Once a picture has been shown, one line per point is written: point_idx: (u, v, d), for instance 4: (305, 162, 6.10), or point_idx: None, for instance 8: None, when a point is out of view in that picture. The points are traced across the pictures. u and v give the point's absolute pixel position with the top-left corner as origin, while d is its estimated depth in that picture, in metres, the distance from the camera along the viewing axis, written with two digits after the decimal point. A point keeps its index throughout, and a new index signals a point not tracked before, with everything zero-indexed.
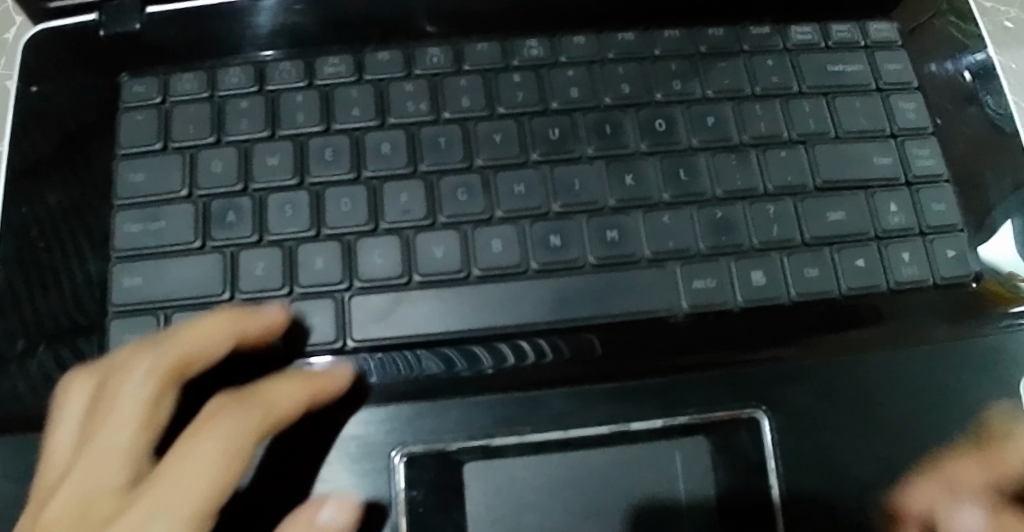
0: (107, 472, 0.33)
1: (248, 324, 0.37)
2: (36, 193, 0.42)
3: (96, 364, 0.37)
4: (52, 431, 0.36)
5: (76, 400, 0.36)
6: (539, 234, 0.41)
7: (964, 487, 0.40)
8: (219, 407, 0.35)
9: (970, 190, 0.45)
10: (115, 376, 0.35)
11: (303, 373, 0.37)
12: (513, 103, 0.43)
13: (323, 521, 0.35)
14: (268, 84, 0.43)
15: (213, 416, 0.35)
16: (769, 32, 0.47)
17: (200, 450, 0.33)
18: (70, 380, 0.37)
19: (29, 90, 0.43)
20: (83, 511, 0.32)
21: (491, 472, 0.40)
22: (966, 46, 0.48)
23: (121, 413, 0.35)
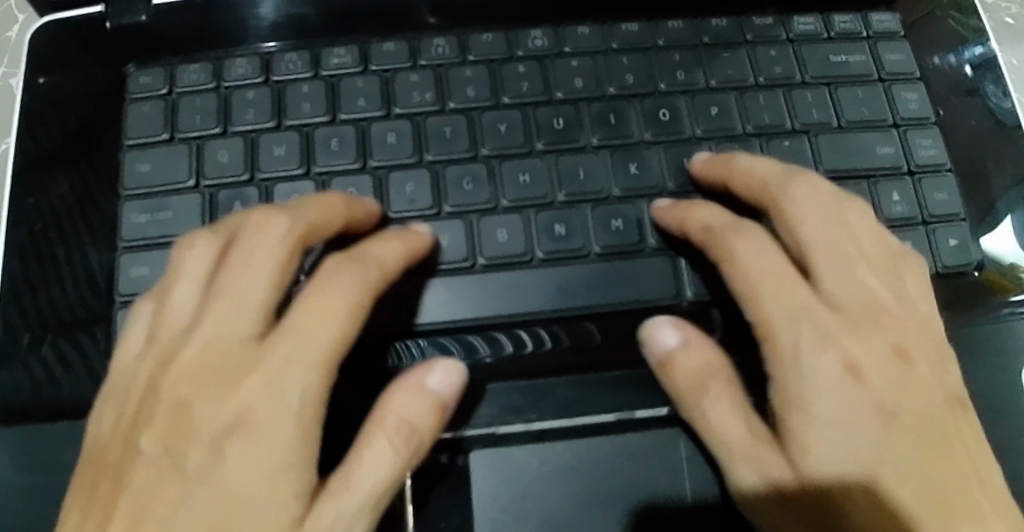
0: (238, 322, 0.35)
1: (356, 208, 0.39)
2: (46, 185, 0.42)
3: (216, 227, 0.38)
4: (166, 286, 0.38)
5: (199, 254, 0.37)
6: (544, 223, 0.41)
7: (722, 375, 0.38)
8: (337, 264, 0.36)
9: (971, 180, 0.46)
10: (245, 232, 0.36)
11: (398, 233, 0.38)
12: (518, 93, 0.43)
13: (432, 385, 0.36)
14: (275, 75, 0.43)
15: (333, 273, 0.36)
16: (772, 22, 0.47)
17: (320, 302, 0.35)
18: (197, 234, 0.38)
19: (37, 81, 0.44)
20: (218, 350, 0.35)
21: (497, 462, 0.40)
22: (967, 39, 0.49)
23: (258, 271, 0.36)
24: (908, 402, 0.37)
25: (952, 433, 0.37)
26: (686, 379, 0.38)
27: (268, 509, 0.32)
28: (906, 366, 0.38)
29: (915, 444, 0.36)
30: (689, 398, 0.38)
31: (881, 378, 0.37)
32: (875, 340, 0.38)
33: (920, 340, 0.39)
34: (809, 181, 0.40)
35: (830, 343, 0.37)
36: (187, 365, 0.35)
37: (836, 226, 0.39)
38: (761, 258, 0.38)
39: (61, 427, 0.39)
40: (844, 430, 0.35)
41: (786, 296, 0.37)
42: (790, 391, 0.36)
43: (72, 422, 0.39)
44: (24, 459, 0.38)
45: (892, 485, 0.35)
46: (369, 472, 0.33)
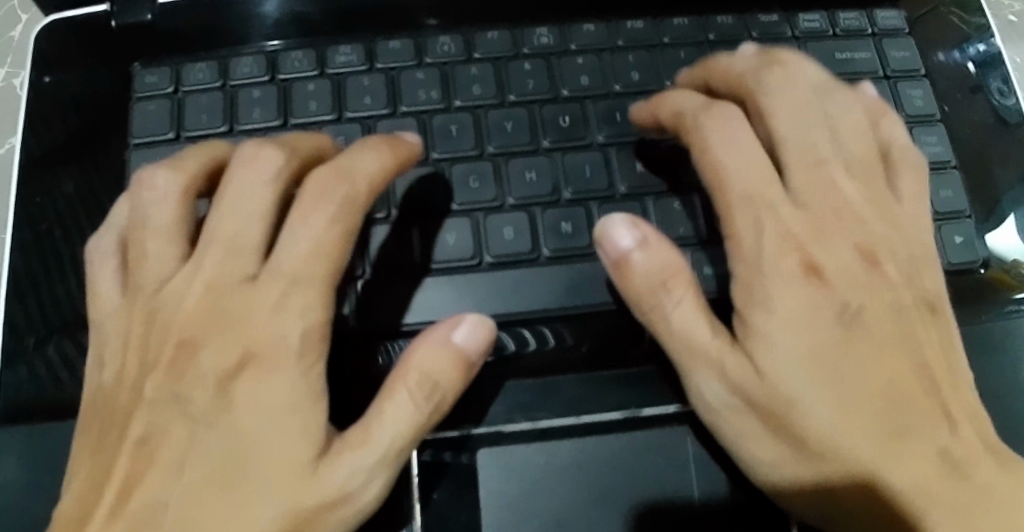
0: (233, 261, 0.36)
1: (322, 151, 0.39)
2: (52, 184, 0.42)
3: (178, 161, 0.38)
4: (137, 232, 0.37)
5: (161, 190, 0.37)
6: (551, 220, 0.41)
7: (683, 277, 0.37)
8: (327, 176, 0.37)
9: (976, 178, 0.46)
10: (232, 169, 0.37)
11: (385, 140, 0.38)
12: (524, 91, 0.43)
13: (454, 342, 0.36)
14: (281, 73, 0.43)
15: (324, 192, 0.36)
16: (778, 19, 0.47)
17: (307, 230, 0.36)
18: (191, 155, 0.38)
19: (43, 80, 0.44)
20: (213, 295, 0.36)
21: (505, 463, 0.40)
22: (968, 37, 0.49)
23: (250, 205, 0.37)
24: (873, 302, 0.37)
25: (916, 336, 0.37)
26: (645, 282, 0.37)
27: (281, 455, 0.33)
28: (874, 270, 0.38)
29: (879, 346, 0.36)
30: (651, 302, 0.37)
31: (847, 280, 0.37)
32: (840, 240, 0.38)
33: (889, 243, 0.39)
34: (781, 69, 0.40)
35: (796, 241, 0.37)
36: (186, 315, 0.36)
37: (801, 117, 0.39)
38: (737, 150, 0.38)
39: (65, 427, 0.39)
40: (807, 329, 0.35)
41: (750, 177, 0.38)
42: (752, 288, 0.36)
43: (78, 422, 0.39)
44: (30, 459, 0.38)
45: (858, 384, 0.35)
46: (388, 424, 0.34)
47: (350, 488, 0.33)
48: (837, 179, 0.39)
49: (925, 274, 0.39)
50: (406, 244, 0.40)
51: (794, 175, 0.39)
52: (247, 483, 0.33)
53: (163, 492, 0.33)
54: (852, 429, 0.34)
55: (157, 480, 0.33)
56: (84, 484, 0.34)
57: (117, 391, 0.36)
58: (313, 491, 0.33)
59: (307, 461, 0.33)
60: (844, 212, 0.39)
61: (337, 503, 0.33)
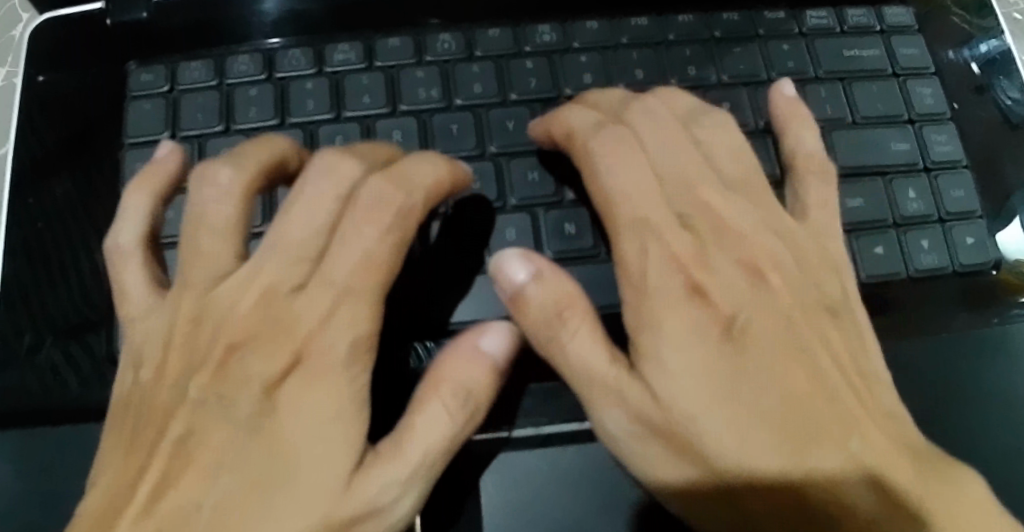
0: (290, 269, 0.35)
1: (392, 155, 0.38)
2: (45, 184, 0.42)
3: (243, 159, 0.36)
4: (192, 228, 0.36)
5: (225, 190, 0.36)
6: (554, 222, 0.40)
7: (579, 306, 0.35)
8: (384, 189, 0.36)
9: (986, 178, 0.45)
10: (309, 173, 0.36)
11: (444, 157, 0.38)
12: (526, 89, 0.42)
13: (486, 347, 0.34)
14: (277, 72, 0.42)
15: (382, 201, 0.36)
16: (785, 16, 0.46)
17: (360, 240, 0.35)
18: (251, 156, 0.36)
19: (36, 79, 0.43)
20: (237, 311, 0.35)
21: (507, 471, 0.39)
22: (973, 37, 0.47)
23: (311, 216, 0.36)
24: (760, 312, 0.36)
25: (815, 350, 0.36)
26: (541, 315, 0.35)
27: (321, 466, 0.31)
28: (758, 280, 0.37)
29: (776, 366, 0.34)
30: (547, 335, 0.35)
31: (732, 294, 0.36)
32: (721, 257, 0.37)
33: (796, 279, 0.37)
34: (638, 108, 0.40)
35: (681, 267, 0.36)
36: (201, 304, 0.35)
37: (669, 151, 0.39)
38: (625, 169, 0.38)
39: (57, 433, 0.38)
40: (711, 368, 0.34)
41: (637, 208, 0.37)
42: (641, 309, 0.35)
43: (70, 428, 0.38)
44: (24, 466, 0.37)
45: (763, 406, 0.33)
46: (419, 439, 0.32)
47: (383, 502, 0.31)
48: (724, 209, 0.38)
49: (826, 280, 0.38)
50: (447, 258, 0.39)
51: (674, 201, 0.38)
52: (287, 494, 0.31)
53: (197, 493, 0.31)
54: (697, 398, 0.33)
55: (194, 479, 0.31)
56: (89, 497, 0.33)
57: (138, 388, 0.35)
58: (346, 503, 0.31)
59: (343, 473, 0.31)
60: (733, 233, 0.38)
61: (367, 516, 0.31)
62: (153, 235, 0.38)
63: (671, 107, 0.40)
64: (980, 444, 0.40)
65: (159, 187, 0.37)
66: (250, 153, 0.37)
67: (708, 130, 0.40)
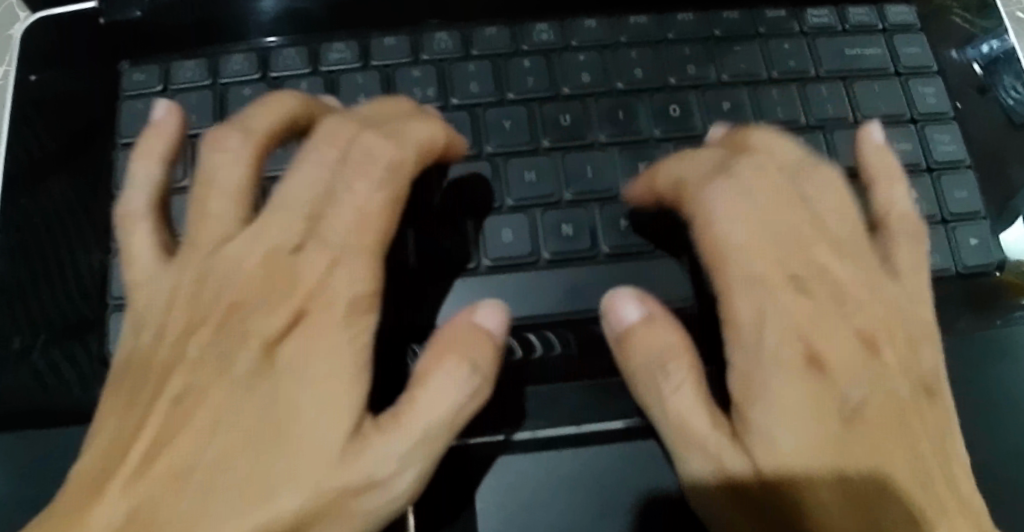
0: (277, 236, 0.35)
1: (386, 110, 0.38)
2: (36, 184, 0.41)
3: (253, 123, 0.36)
4: (201, 190, 0.36)
5: (236, 152, 0.35)
6: (551, 223, 0.40)
7: (685, 356, 0.34)
8: (379, 139, 0.36)
9: (989, 178, 0.44)
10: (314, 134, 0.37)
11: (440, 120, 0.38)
12: (524, 88, 0.42)
13: (478, 322, 0.33)
14: (272, 71, 0.42)
15: (370, 158, 0.36)
16: (786, 15, 0.45)
17: (356, 196, 0.35)
18: (221, 133, 0.36)
19: (29, 79, 0.43)
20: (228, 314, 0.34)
21: (503, 475, 0.38)
22: (975, 38, 0.47)
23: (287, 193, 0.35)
24: (877, 392, 0.34)
25: (917, 431, 0.34)
26: (641, 360, 0.34)
27: (318, 432, 0.30)
28: (873, 355, 0.36)
29: (882, 442, 0.33)
30: (645, 384, 0.34)
31: (849, 367, 0.35)
32: (838, 324, 0.36)
33: (889, 325, 0.37)
34: (757, 149, 0.39)
35: (802, 333, 0.35)
36: (192, 306, 0.35)
37: (785, 211, 0.38)
38: (735, 223, 0.37)
39: (45, 436, 0.37)
40: (816, 431, 0.32)
41: (751, 268, 0.36)
42: (751, 380, 0.34)
43: (59, 431, 0.37)
44: (11, 469, 0.37)
45: (869, 487, 0.32)
46: (421, 412, 0.31)
47: (383, 474, 0.30)
48: (832, 265, 0.38)
49: (923, 351, 0.37)
50: (436, 249, 0.39)
51: (791, 260, 0.37)
52: (283, 457, 0.30)
53: (189, 458, 0.30)
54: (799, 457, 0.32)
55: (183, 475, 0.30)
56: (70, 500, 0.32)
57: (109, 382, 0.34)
58: (343, 473, 0.30)
59: (343, 437, 0.30)
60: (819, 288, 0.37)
61: (365, 489, 0.30)
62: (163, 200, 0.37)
63: (779, 154, 0.39)
64: (983, 448, 0.40)
65: (165, 152, 0.37)
66: (257, 116, 0.36)
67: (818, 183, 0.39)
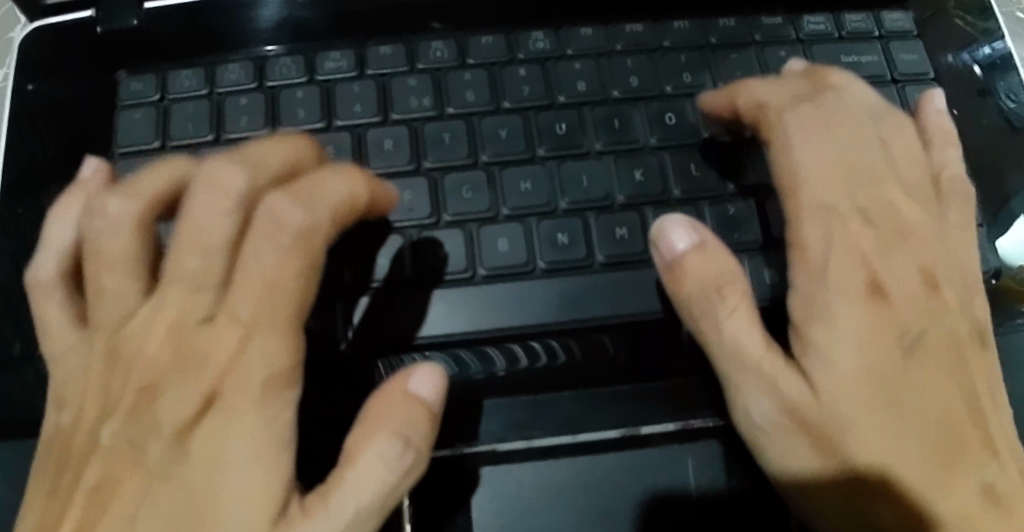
0: (195, 298, 0.34)
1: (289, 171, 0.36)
2: (31, 195, 0.41)
3: (133, 187, 0.35)
4: (91, 266, 0.35)
5: (117, 222, 0.34)
6: (547, 232, 0.40)
7: (738, 284, 0.35)
8: (279, 204, 0.34)
9: (985, 186, 0.44)
10: (197, 189, 0.34)
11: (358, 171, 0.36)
12: (519, 97, 0.42)
13: (411, 391, 0.33)
14: (268, 80, 0.42)
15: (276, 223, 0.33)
16: (782, 21, 0.45)
17: (261, 266, 0.33)
18: (213, 168, 0.35)
19: (27, 88, 0.43)
20: None
21: (502, 479, 0.40)
22: (976, 39, 0.47)
23: (211, 235, 0.34)
24: (933, 327, 0.36)
25: (969, 376, 0.36)
26: (697, 286, 0.35)
27: (238, 516, 0.30)
28: (926, 294, 0.37)
29: (936, 384, 0.35)
30: (701, 309, 0.35)
31: (908, 300, 0.36)
32: (904, 258, 0.37)
33: (948, 269, 0.38)
34: (844, 80, 0.41)
35: (862, 258, 0.36)
36: None
37: (863, 145, 0.39)
38: (813, 150, 0.38)
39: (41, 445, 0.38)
40: (874, 357, 0.34)
41: (813, 191, 0.37)
42: (813, 305, 0.35)
43: None
44: (6, 478, 0.37)
45: (926, 425, 0.34)
46: (349, 492, 0.31)
47: None
48: (896, 202, 0.39)
49: (975, 301, 0.38)
50: (432, 258, 0.39)
51: (861, 195, 0.38)
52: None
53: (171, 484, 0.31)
54: (857, 381, 0.34)
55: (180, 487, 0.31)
56: None
57: (76, 422, 0.34)
58: None
59: (265, 520, 0.30)
60: (888, 221, 0.38)
61: None
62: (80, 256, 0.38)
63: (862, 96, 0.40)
64: None
65: (77, 211, 0.37)
66: (267, 151, 0.36)
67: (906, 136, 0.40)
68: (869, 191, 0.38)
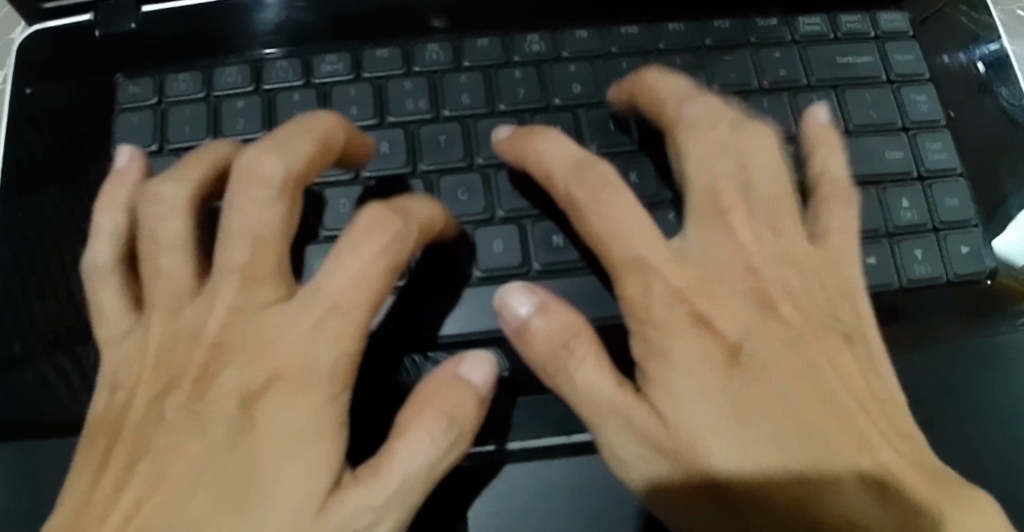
0: (251, 292, 0.35)
1: (353, 135, 0.38)
2: (32, 198, 0.41)
3: (180, 180, 0.36)
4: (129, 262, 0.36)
5: (168, 207, 0.36)
6: (542, 234, 0.40)
7: (586, 334, 0.35)
8: (375, 216, 0.35)
9: (982, 186, 0.44)
10: (235, 182, 0.35)
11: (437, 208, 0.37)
12: (514, 100, 0.42)
13: (462, 375, 0.34)
14: (265, 83, 0.42)
15: (376, 227, 0.35)
16: (777, 23, 0.45)
17: (354, 260, 0.34)
18: (251, 159, 0.35)
19: (25, 92, 0.43)
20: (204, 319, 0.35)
21: (496, 482, 0.39)
22: (979, 37, 0.47)
23: (262, 225, 0.35)
24: (777, 358, 0.35)
25: (833, 383, 0.35)
26: (547, 347, 0.35)
27: (292, 489, 0.31)
28: (771, 317, 0.36)
29: (794, 406, 0.34)
30: (553, 365, 0.35)
31: (744, 337, 0.35)
32: (728, 291, 0.37)
33: (794, 296, 0.37)
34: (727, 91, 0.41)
35: (680, 296, 0.35)
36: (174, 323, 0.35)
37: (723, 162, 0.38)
38: (628, 218, 0.36)
39: (42, 445, 0.38)
40: (719, 389, 0.34)
41: (630, 244, 0.36)
42: (649, 343, 0.35)
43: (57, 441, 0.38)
44: (8, 478, 0.38)
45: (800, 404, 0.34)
46: (398, 466, 0.32)
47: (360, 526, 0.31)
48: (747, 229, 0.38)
49: (839, 312, 0.37)
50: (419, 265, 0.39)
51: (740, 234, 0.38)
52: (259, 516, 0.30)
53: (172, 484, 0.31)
54: (719, 422, 0.33)
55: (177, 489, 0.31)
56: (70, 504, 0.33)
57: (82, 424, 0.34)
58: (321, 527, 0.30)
59: (320, 491, 0.31)
60: (724, 268, 0.37)
61: None
62: (131, 248, 0.38)
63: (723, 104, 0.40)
64: (971, 456, 0.40)
65: (126, 205, 0.38)
66: (291, 135, 0.36)
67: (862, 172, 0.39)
68: (735, 255, 0.37)
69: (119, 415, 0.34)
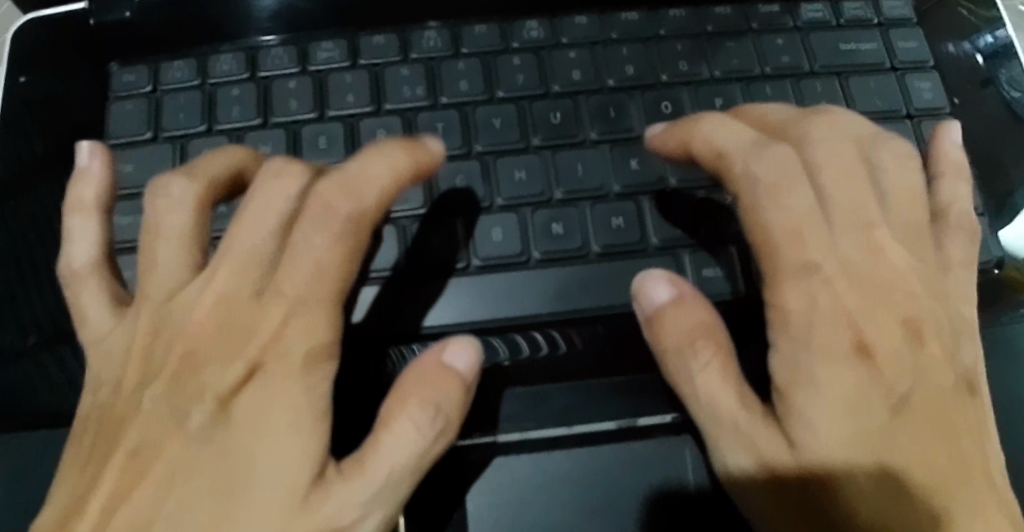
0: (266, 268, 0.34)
1: None
2: (26, 188, 0.41)
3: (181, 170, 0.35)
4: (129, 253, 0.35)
5: (176, 196, 0.35)
6: (542, 222, 0.39)
7: (715, 337, 0.34)
8: (329, 190, 0.34)
9: (988, 174, 0.44)
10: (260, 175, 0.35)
11: (404, 144, 0.35)
12: (513, 86, 0.41)
13: (448, 363, 0.33)
14: (261, 71, 0.42)
15: (328, 210, 0.33)
16: (779, 9, 0.45)
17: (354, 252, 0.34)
18: (280, 161, 0.35)
19: (18, 80, 0.43)
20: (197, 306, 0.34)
21: (495, 472, 0.39)
22: (977, 29, 0.46)
23: (265, 216, 0.34)
24: (920, 383, 0.33)
25: (959, 426, 0.33)
26: (676, 338, 0.34)
27: (271, 479, 0.30)
28: (919, 345, 0.34)
29: (912, 436, 0.32)
30: (676, 360, 0.35)
31: (896, 362, 0.33)
32: (884, 312, 0.34)
33: (931, 317, 0.35)
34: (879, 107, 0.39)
35: (848, 317, 0.33)
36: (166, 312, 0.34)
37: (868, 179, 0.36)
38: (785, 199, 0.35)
39: (34, 434, 0.38)
40: (854, 411, 0.32)
41: (805, 246, 0.34)
42: (795, 360, 0.33)
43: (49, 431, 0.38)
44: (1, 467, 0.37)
45: (924, 447, 0.32)
46: (382, 458, 0.31)
47: (345, 518, 0.30)
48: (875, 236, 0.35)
49: (963, 346, 0.35)
50: (429, 249, 0.39)
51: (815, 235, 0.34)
52: (240, 511, 0.30)
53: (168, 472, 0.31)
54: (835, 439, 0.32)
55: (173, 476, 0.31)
56: (62, 493, 0.33)
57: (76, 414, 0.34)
58: (302, 519, 0.30)
59: (302, 486, 0.30)
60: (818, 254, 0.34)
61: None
62: (110, 248, 0.38)
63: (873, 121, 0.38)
64: None
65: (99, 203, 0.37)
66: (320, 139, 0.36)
67: (891, 156, 0.37)
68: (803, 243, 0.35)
69: (115, 399, 0.34)
